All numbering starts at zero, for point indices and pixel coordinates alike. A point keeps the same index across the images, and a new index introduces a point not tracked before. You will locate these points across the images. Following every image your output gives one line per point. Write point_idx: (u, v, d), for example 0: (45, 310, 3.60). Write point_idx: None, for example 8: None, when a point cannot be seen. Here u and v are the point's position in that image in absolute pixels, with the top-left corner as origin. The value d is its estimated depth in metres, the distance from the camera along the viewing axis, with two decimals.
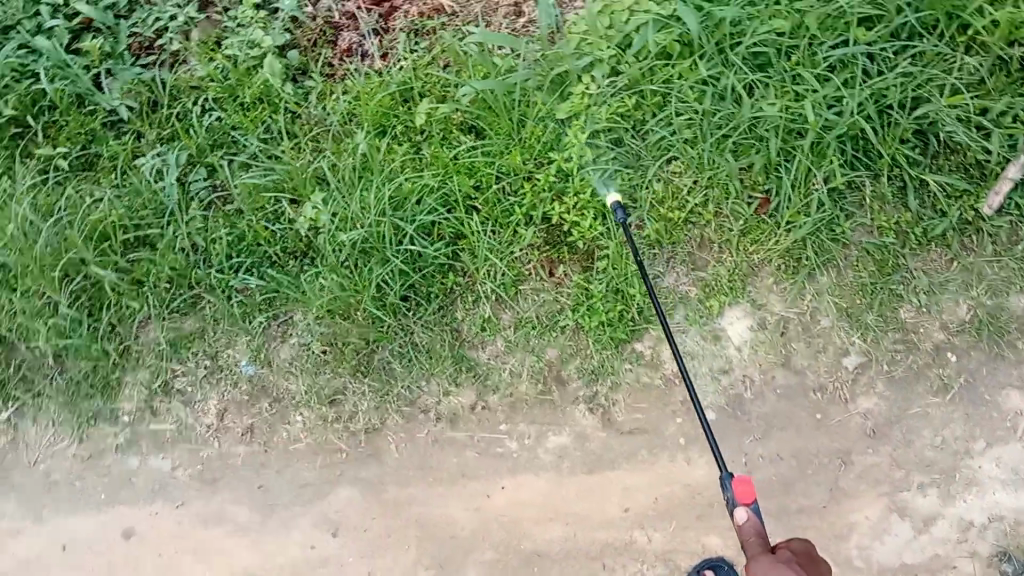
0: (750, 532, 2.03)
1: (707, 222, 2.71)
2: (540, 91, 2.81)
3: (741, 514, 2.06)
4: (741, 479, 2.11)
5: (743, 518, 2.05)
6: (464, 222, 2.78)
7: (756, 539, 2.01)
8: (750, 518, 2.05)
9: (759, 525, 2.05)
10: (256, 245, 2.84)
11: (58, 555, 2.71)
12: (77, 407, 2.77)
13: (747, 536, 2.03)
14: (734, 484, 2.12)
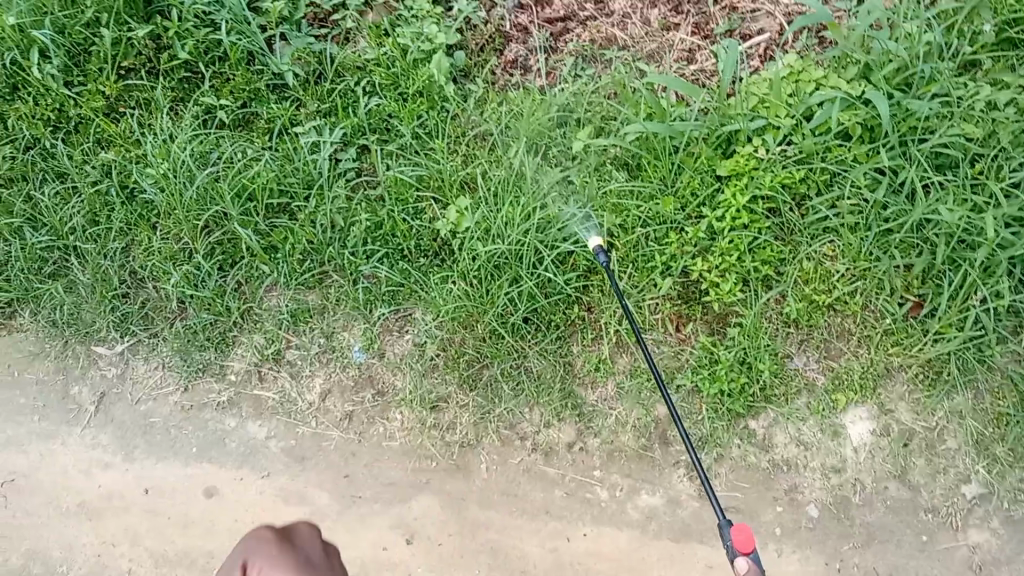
0: None
1: (850, 313, 2.65)
2: (705, 143, 2.77)
3: (740, 564, 2.02)
4: (739, 528, 2.06)
5: (742, 568, 2.01)
6: (601, 258, 2.76)
7: None
8: (746, 568, 2.01)
9: (756, 574, 2.00)
10: (391, 236, 2.86)
11: (139, 498, 2.71)
12: (190, 356, 2.81)
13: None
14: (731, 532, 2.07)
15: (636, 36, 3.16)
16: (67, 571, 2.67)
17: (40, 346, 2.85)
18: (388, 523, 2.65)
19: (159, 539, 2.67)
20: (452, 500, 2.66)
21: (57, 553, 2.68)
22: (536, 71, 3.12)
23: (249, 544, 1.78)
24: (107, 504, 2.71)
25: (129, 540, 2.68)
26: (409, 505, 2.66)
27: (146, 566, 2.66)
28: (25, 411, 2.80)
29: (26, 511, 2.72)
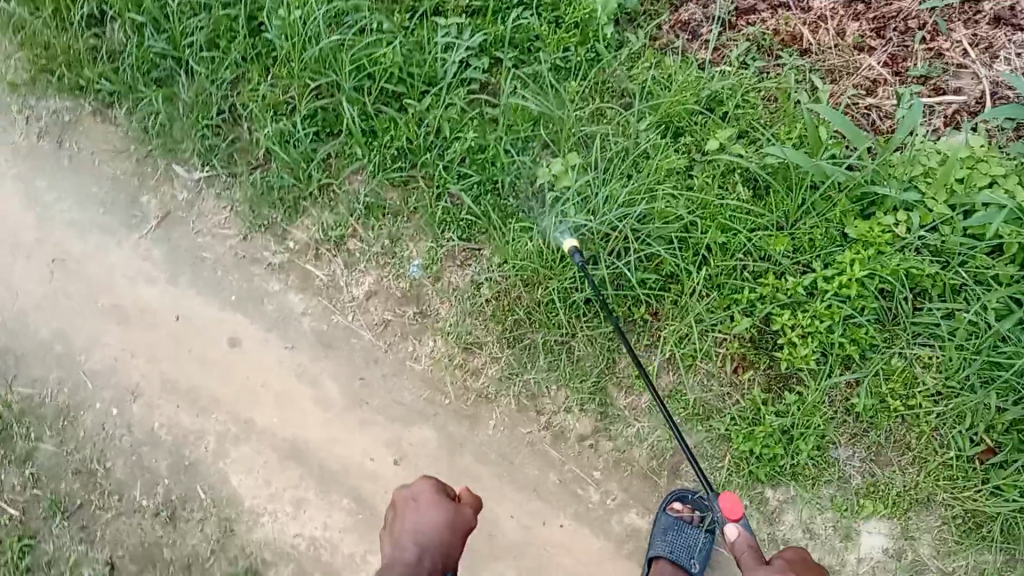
0: (744, 547, 2.01)
1: (916, 429, 2.46)
2: (845, 196, 2.56)
3: (731, 530, 2.04)
4: (726, 497, 2.05)
5: (734, 535, 2.03)
6: (688, 272, 2.61)
7: (751, 553, 2.00)
8: (738, 531, 2.04)
9: (748, 537, 2.04)
10: (489, 164, 2.75)
11: (170, 322, 2.75)
12: (259, 210, 2.80)
13: (738, 551, 2.02)
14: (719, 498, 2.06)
15: (823, 43, 2.91)
16: (84, 362, 2.72)
17: (127, 146, 2.87)
18: (383, 437, 2.63)
19: (174, 366, 2.71)
20: (451, 443, 2.61)
21: (81, 342, 2.74)
22: (702, 42, 2.93)
23: (420, 482, 2.02)
24: (140, 315, 2.76)
25: (147, 357, 2.72)
26: (409, 431, 2.63)
27: (154, 387, 2.69)
28: (95, 201, 2.85)
29: (67, 293, 2.79)
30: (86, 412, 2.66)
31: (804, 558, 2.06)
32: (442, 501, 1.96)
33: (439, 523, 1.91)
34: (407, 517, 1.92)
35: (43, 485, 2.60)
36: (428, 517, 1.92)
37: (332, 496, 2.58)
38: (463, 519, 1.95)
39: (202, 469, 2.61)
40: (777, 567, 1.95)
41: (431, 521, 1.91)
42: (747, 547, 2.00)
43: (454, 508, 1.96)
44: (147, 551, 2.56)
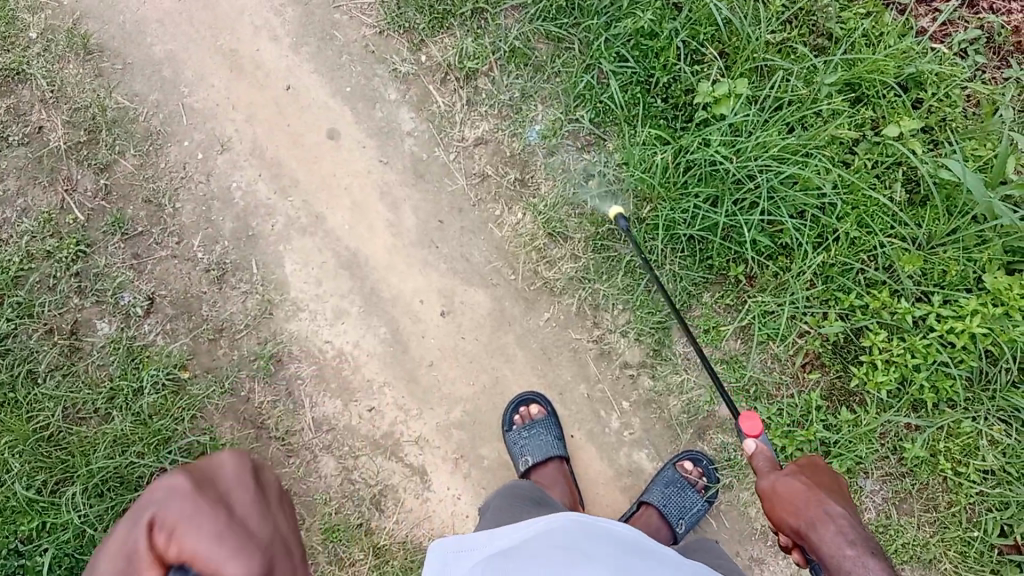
0: (759, 460, 1.82)
1: (951, 496, 2.37)
2: (1001, 242, 2.37)
3: (750, 446, 1.86)
4: (745, 418, 1.92)
5: (752, 450, 1.86)
6: (805, 252, 2.44)
7: (766, 464, 1.80)
8: (760, 449, 1.84)
9: (770, 454, 1.83)
10: (653, 56, 2.53)
11: (279, 89, 2.67)
12: (404, 9, 2.63)
13: (758, 463, 1.82)
14: (741, 417, 1.95)
15: None
16: (185, 96, 2.67)
17: None
18: (440, 285, 2.60)
19: (269, 134, 2.66)
20: (500, 316, 2.58)
21: (188, 75, 2.68)
22: (932, 9, 2.58)
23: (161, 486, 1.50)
24: (253, 70, 2.68)
25: (246, 114, 2.67)
26: (465, 289, 2.60)
27: (243, 148, 2.65)
28: None
29: (190, 19, 2.70)
30: (172, 146, 2.65)
31: (830, 472, 1.71)
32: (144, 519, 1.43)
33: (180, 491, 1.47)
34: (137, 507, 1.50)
35: (111, 200, 2.62)
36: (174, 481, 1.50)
37: (372, 320, 2.59)
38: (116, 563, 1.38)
39: (260, 245, 2.61)
40: (792, 473, 1.69)
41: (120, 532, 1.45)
42: (763, 458, 1.81)
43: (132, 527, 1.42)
44: (186, 300, 2.59)
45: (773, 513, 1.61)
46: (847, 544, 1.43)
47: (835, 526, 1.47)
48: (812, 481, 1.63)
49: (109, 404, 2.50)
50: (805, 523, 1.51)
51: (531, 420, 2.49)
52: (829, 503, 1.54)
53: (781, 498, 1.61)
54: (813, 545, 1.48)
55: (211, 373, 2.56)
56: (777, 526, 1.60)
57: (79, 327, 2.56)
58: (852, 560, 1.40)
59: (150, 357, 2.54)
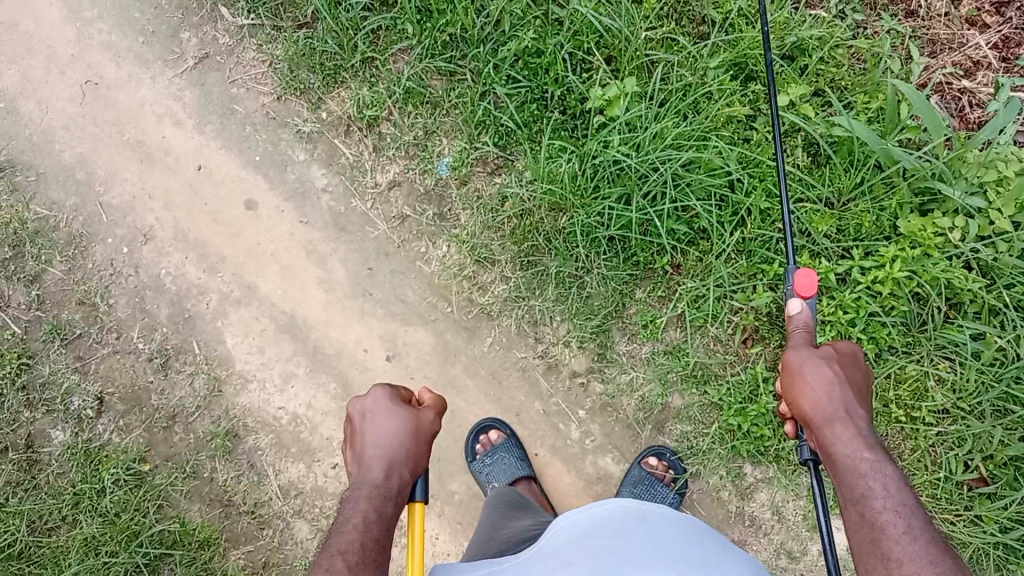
0: (798, 324, 1.77)
1: (911, 442, 2.40)
2: (907, 186, 2.41)
3: (793, 307, 1.80)
4: (802, 273, 1.80)
5: (795, 313, 1.79)
6: (721, 230, 2.49)
7: (803, 333, 1.76)
8: (803, 311, 1.79)
9: (810, 321, 1.78)
10: (543, 72, 2.59)
11: (191, 171, 2.72)
12: (297, 71, 2.69)
13: (793, 329, 1.79)
14: (798, 272, 1.81)
15: (932, 8, 2.63)
16: (101, 194, 2.72)
17: None
18: (381, 330, 2.63)
19: (189, 217, 2.70)
20: (444, 350, 2.61)
21: (101, 174, 2.73)
22: None
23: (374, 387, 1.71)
24: (162, 157, 2.73)
25: (163, 201, 2.71)
26: (405, 330, 2.63)
27: (166, 234, 2.70)
28: (134, 28, 2.77)
29: (94, 119, 2.75)
30: (97, 246, 2.69)
31: (859, 357, 1.72)
32: (399, 403, 1.68)
33: (399, 431, 1.62)
34: (367, 435, 1.62)
35: (46, 308, 2.66)
36: (387, 423, 1.63)
37: (321, 378, 2.62)
38: (426, 429, 1.67)
39: (198, 325, 2.65)
40: (822, 352, 1.67)
41: (392, 431, 1.61)
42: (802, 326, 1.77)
43: (412, 413, 1.66)
44: (135, 393, 2.62)
45: (792, 393, 1.63)
46: (864, 448, 1.51)
47: (854, 429, 1.53)
48: (839, 369, 1.63)
49: (75, 508, 2.54)
50: (823, 416, 1.56)
51: (491, 446, 2.52)
52: (851, 401, 1.58)
53: (805, 386, 1.61)
54: (827, 442, 1.54)
55: (171, 460, 2.59)
56: (791, 403, 1.64)
57: (35, 438, 2.60)
58: (866, 463, 1.49)
59: (108, 456, 2.58)
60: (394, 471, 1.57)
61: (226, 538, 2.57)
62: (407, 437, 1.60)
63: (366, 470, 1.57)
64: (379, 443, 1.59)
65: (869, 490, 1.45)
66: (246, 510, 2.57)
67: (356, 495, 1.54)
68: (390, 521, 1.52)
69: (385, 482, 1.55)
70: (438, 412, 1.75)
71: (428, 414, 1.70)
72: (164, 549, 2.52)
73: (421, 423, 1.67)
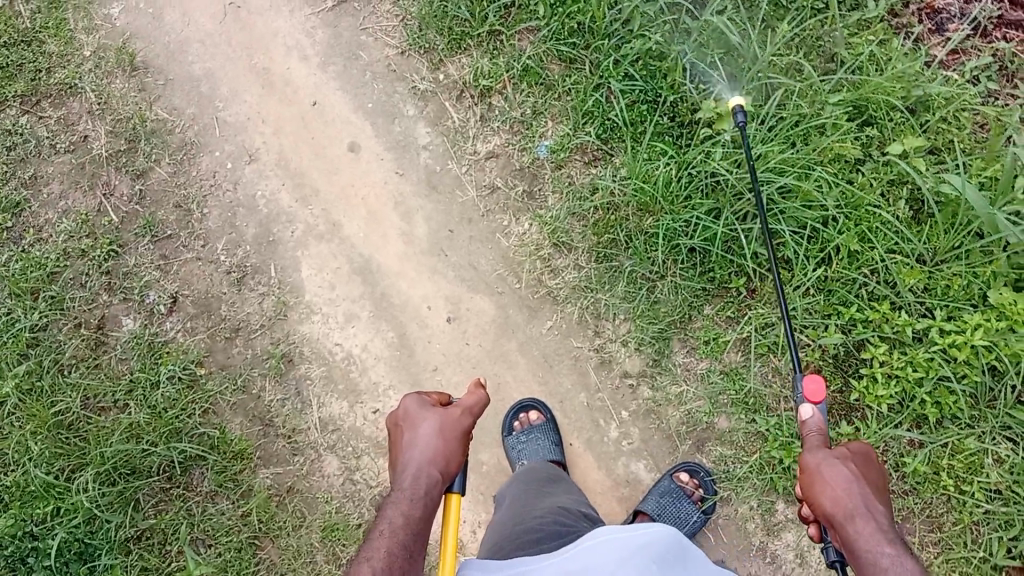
0: (809, 427, 1.69)
1: (956, 516, 2.31)
2: (1006, 258, 2.35)
3: (804, 411, 1.72)
4: (809, 378, 1.74)
5: (806, 416, 1.71)
6: (805, 264, 2.46)
7: (815, 436, 1.67)
8: (815, 414, 1.70)
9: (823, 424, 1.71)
10: (661, 76, 2.63)
11: (306, 105, 2.85)
12: (425, 30, 2.80)
13: (805, 433, 1.69)
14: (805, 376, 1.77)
15: None
16: (219, 110, 2.87)
17: None
18: (448, 291, 2.69)
19: (294, 147, 2.82)
20: (505, 322, 2.65)
21: (224, 92, 2.88)
22: (943, 38, 2.63)
23: (407, 396, 1.76)
24: (283, 87, 2.87)
25: (274, 128, 2.84)
26: (472, 296, 2.68)
27: (269, 158, 2.82)
28: None
29: (229, 40, 2.92)
30: (204, 156, 2.83)
31: (876, 458, 1.64)
32: (432, 408, 1.71)
33: (432, 434, 1.65)
34: (401, 444, 1.67)
35: (145, 204, 2.81)
36: (421, 428, 1.67)
37: (381, 324, 2.68)
38: (456, 427, 1.69)
39: (280, 249, 2.76)
40: (836, 452, 1.59)
41: (424, 437, 1.65)
42: (813, 427, 1.68)
43: (443, 416, 1.69)
44: (207, 300, 2.74)
45: (810, 494, 1.54)
46: (884, 541, 1.42)
47: (875, 524, 1.45)
48: (856, 469, 1.55)
49: (127, 395, 2.65)
50: (843, 514, 1.47)
51: (529, 425, 2.51)
52: (872, 499, 1.49)
53: (821, 482, 1.53)
54: (848, 539, 1.45)
55: (224, 370, 2.69)
56: (809, 504, 1.55)
57: (107, 322, 2.73)
58: (890, 558, 1.40)
59: (168, 353, 2.69)
60: (429, 476, 1.60)
61: (258, 456, 2.64)
62: (439, 438, 1.64)
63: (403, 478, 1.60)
64: (416, 448, 1.63)
65: None
66: (283, 434, 2.64)
67: (384, 503, 1.58)
68: (420, 524, 1.54)
69: (418, 484, 1.58)
70: (476, 412, 1.77)
71: (458, 413, 1.72)
72: (199, 451, 2.61)
73: (453, 425, 1.68)
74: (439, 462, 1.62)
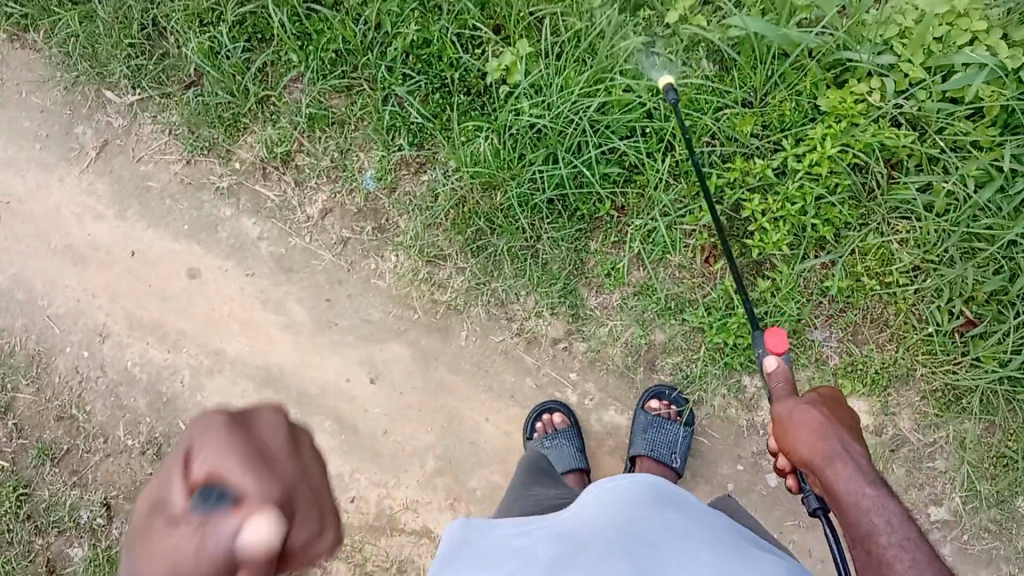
0: (778, 379, 1.79)
1: (893, 307, 2.41)
2: (816, 64, 2.41)
3: (770, 363, 1.82)
4: (770, 332, 1.87)
5: (772, 368, 1.81)
6: (652, 162, 2.49)
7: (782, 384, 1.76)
8: (779, 366, 1.80)
9: (789, 371, 1.80)
10: (437, 60, 2.57)
11: (126, 259, 2.69)
12: (198, 130, 2.67)
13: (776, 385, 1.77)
14: (766, 332, 1.89)
15: None
16: (46, 308, 2.69)
17: (52, 73, 2.72)
18: (357, 358, 2.62)
19: (137, 304, 2.68)
20: (423, 355, 2.60)
21: (40, 289, 2.70)
22: None
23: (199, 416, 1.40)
24: (93, 254, 2.70)
25: (108, 296, 2.68)
26: (381, 348, 2.62)
27: (121, 327, 2.67)
28: (29, 137, 2.74)
29: (15, 237, 2.72)
30: (57, 359, 2.66)
31: (839, 392, 1.69)
32: (200, 434, 1.34)
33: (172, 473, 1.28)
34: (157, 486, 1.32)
35: (28, 434, 2.64)
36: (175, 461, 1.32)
37: (313, 420, 2.60)
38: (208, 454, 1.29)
39: (180, 405, 2.63)
40: (806, 397, 1.63)
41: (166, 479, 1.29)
42: (781, 375, 1.77)
43: (200, 443, 1.32)
44: (139, 490, 2.61)
45: (788, 443, 1.57)
46: (865, 484, 1.45)
47: (854, 465, 1.47)
48: (827, 412, 1.59)
49: None
50: (822, 458, 1.50)
51: (554, 429, 2.50)
52: (848, 439, 1.52)
53: (797, 431, 1.56)
54: (829, 483, 1.48)
55: None
56: (789, 451, 1.58)
57: (55, 561, 2.59)
58: (869, 499, 1.43)
59: None
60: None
61: None
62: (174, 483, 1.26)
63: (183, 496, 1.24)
64: (159, 485, 1.29)
65: (874, 526, 1.40)
66: None
67: None
68: None
69: (241, 469, 1.26)
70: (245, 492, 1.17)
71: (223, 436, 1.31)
72: None
73: (206, 453, 1.29)
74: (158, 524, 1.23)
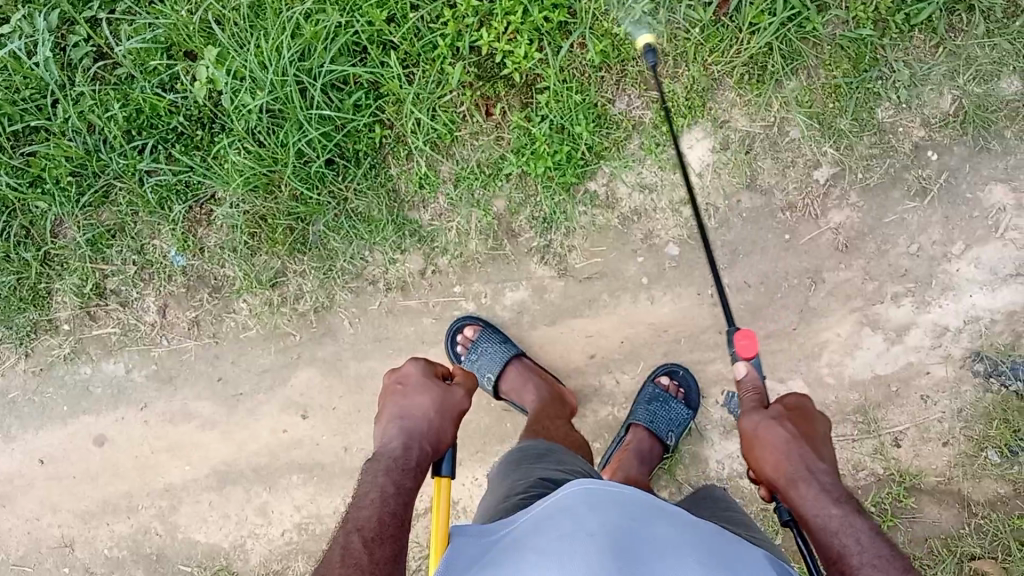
0: (750, 390, 1.90)
1: (659, 34, 2.37)
2: None
3: (741, 370, 1.93)
4: (741, 333, 1.92)
5: (745, 375, 1.92)
6: (384, 67, 2.43)
7: (754, 397, 1.88)
8: (749, 372, 1.92)
9: (759, 378, 1.91)
10: (156, 119, 2.52)
11: (39, 470, 2.69)
12: (12, 322, 2.62)
13: (747, 395, 1.90)
14: (738, 332, 1.93)
15: None
16: (7, 558, 2.70)
17: None
18: (279, 407, 2.62)
19: (75, 499, 2.68)
20: (329, 365, 2.60)
21: None
22: None
23: (411, 364, 1.94)
24: (11, 486, 2.70)
25: (49, 511, 2.69)
26: (291, 385, 2.62)
27: (78, 528, 2.68)
28: None
29: None
30: None
31: (807, 404, 1.88)
32: (434, 381, 1.90)
33: (430, 410, 1.81)
34: (398, 405, 1.83)
35: None
36: (419, 400, 1.83)
37: (282, 482, 2.63)
38: (451, 400, 1.87)
39: (170, 552, 2.65)
40: (772, 413, 1.80)
41: (423, 407, 1.82)
42: (751, 386, 1.90)
43: (443, 391, 1.88)
44: None
45: (758, 463, 1.74)
46: (830, 503, 1.60)
47: (819, 485, 1.64)
48: (792, 428, 1.76)
49: None
50: (786, 479, 1.67)
51: (473, 342, 2.50)
52: (811, 458, 1.68)
53: (765, 452, 1.73)
54: (795, 503, 1.64)
55: None
56: (761, 471, 1.75)
57: None
58: (839, 518, 1.58)
59: None
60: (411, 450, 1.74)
61: None
62: (436, 414, 1.81)
63: (429, 371, 1.96)
64: (410, 409, 1.81)
65: (845, 547, 1.53)
66: None
67: (372, 470, 1.69)
68: (409, 491, 1.66)
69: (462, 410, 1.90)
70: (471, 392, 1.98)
71: (457, 393, 1.90)
72: None
73: (451, 399, 1.88)
74: (419, 438, 1.76)
